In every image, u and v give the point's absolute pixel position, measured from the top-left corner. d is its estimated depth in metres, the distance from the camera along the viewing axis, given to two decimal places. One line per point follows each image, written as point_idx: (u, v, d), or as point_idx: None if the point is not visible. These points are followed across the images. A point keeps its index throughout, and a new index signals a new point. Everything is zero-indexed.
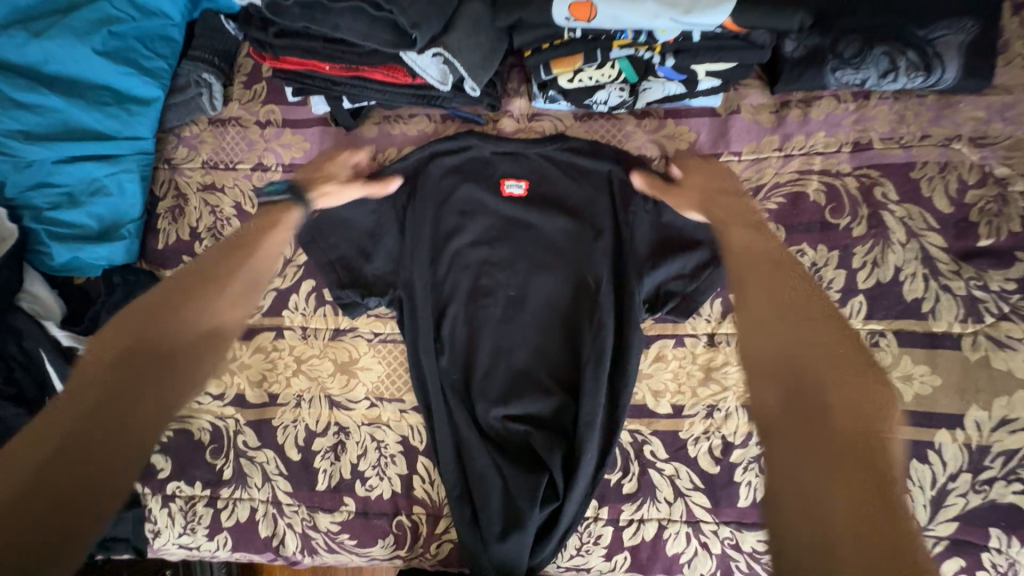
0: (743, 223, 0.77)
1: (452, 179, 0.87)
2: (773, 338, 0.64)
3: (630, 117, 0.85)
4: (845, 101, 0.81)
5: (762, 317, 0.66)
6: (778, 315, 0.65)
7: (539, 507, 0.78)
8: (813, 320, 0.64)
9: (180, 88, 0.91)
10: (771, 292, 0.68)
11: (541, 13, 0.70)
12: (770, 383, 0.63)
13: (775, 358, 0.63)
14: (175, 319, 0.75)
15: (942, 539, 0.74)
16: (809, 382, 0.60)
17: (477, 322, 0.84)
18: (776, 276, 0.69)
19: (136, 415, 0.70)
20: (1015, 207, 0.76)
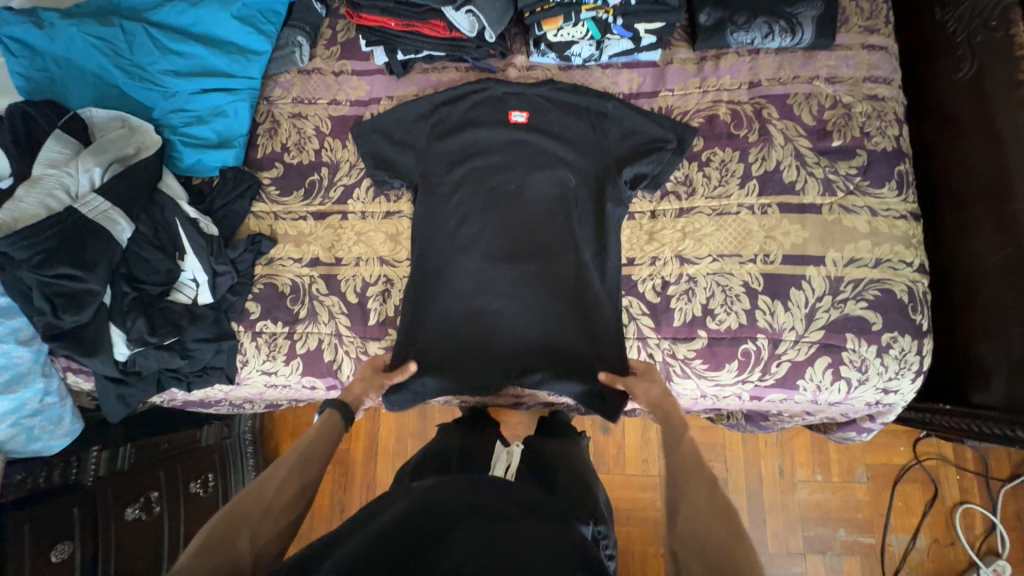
0: (670, 422, 0.91)
1: (478, 101, 1.24)
2: (701, 523, 0.72)
3: (597, 68, 1.23)
4: (743, 55, 1.19)
5: (696, 505, 0.75)
6: (703, 504, 0.75)
7: (516, 317, 1.13)
8: (721, 510, 0.73)
9: (280, 47, 1.29)
10: (704, 489, 0.77)
11: None
12: (702, 566, 0.68)
13: (708, 549, 0.69)
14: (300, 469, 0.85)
15: (815, 342, 1.05)
16: (733, 562, 0.65)
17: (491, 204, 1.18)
18: (691, 465, 0.81)
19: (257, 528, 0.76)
20: (856, 121, 1.12)
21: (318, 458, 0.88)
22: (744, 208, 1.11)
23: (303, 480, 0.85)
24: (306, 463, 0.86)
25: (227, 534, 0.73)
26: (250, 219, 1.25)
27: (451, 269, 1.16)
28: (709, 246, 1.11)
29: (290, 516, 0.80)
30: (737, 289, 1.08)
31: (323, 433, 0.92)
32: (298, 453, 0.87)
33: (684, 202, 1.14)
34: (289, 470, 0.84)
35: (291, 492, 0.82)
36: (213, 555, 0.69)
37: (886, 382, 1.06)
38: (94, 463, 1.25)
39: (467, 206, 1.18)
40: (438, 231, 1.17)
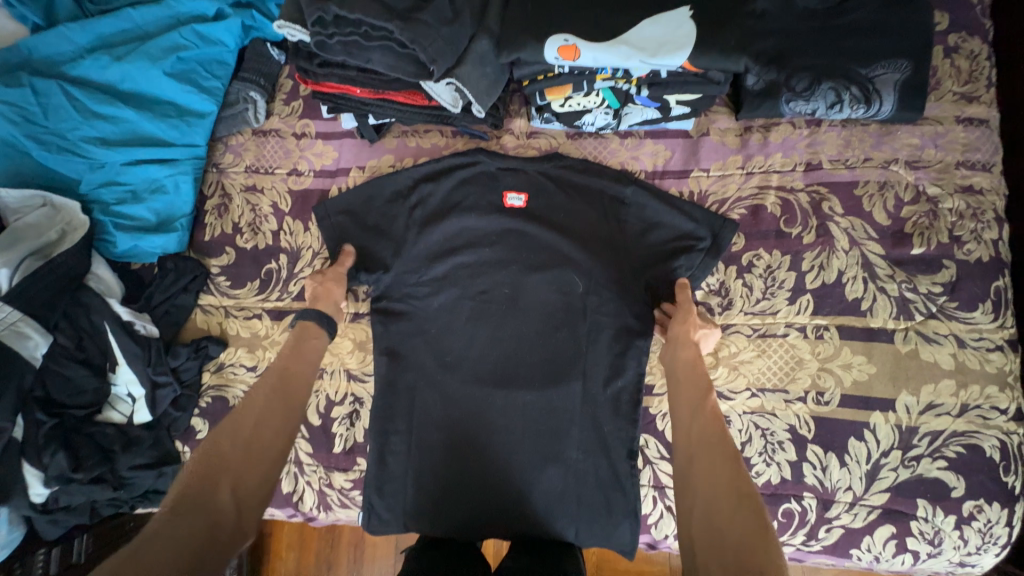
0: (691, 376, 0.79)
1: (468, 177, 1.02)
2: (717, 504, 0.62)
3: (614, 137, 1.00)
4: (799, 128, 0.95)
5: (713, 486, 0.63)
6: (722, 492, 0.62)
7: (504, 446, 0.94)
8: (743, 492, 0.61)
9: (230, 104, 1.07)
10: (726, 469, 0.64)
11: (536, 53, 0.78)
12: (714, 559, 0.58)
13: (728, 540, 0.58)
14: (277, 402, 0.79)
15: (876, 507, 0.85)
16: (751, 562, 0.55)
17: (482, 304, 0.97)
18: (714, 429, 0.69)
19: (237, 463, 0.70)
20: (944, 222, 0.89)
21: (291, 382, 0.82)
22: (793, 330, 0.90)
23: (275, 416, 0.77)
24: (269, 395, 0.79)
25: (203, 483, 0.67)
26: (197, 314, 1.06)
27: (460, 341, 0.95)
28: (746, 376, 0.90)
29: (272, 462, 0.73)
30: (781, 435, 0.88)
31: (299, 347, 0.88)
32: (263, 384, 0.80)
33: (718, 317, 0.92)
34: (254, 407, 0.77)
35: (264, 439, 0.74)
36: (181, 518, 0.64)
37: (963, 557, 0.85)
38: (42, 564, 0.95)
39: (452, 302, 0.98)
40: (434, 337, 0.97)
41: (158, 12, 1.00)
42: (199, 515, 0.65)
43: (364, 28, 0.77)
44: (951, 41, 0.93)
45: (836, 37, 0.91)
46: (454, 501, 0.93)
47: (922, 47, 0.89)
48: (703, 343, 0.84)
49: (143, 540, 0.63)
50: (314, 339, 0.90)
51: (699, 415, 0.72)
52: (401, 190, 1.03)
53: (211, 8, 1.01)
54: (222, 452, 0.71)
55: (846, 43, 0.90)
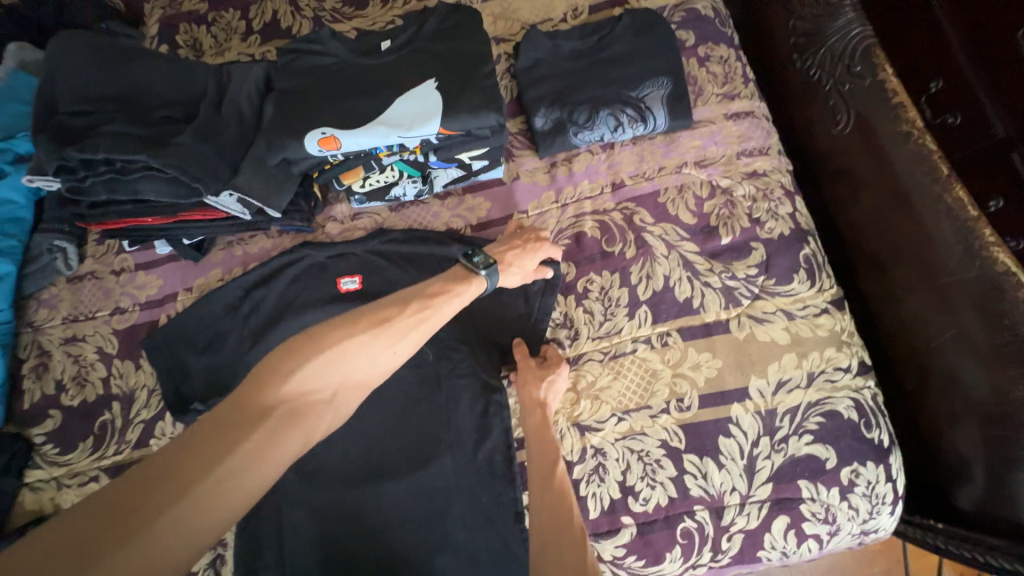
0: (543, 450, 0.79)
1: (298, 272, 0.99)
2: None
3: (434, 200, 1.01)
4: (596, 153, 1.00)
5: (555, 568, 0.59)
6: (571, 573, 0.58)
7: (386, 550, 0.84)
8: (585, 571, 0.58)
9: (33, 258, 1.01)
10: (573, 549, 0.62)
11: (299, 149, 0.79)
12: None
13: None
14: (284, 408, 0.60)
15: (765, 501, 0.83)
16: None
17: (506, 259, 0.87)
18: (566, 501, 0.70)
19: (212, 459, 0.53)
20: (741, 208, 0.94)
21: (321, 359, 0.64)
22: (641, 343, 0.90)
23: (288, 379, 0.62)
24: (294, 352, 0.64)
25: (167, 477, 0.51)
26: (24, 496, 0.93)
27: (394, 341, 0.70)
28: (609, 402, 0.88)
29: (262, 442, 0.56)
30: (656, 453, 0.85)
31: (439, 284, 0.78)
32: (325, 338, 0.66)
33: (569, 350, 0.91)
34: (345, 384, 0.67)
35: (251, 413, 0.58)
36: (89, 551, 0.45)
37: (862, 525, 0.84)
38: None
39: (527, 256, 0.89)
40: (490, 281, 0.83)
41: None
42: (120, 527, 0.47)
43: (118, 164, 0.75)
44: (701, 52, 1.04)
45: (601, 70, 0.99)
46: None
47: (676, 63, 0.99)
48: (550, 399, 0.85)
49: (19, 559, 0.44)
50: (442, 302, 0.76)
51: (548, 494, 0.72)
52: (233, 301, 0.98)
53: None
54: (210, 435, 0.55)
55: (610, 73, 0.98)
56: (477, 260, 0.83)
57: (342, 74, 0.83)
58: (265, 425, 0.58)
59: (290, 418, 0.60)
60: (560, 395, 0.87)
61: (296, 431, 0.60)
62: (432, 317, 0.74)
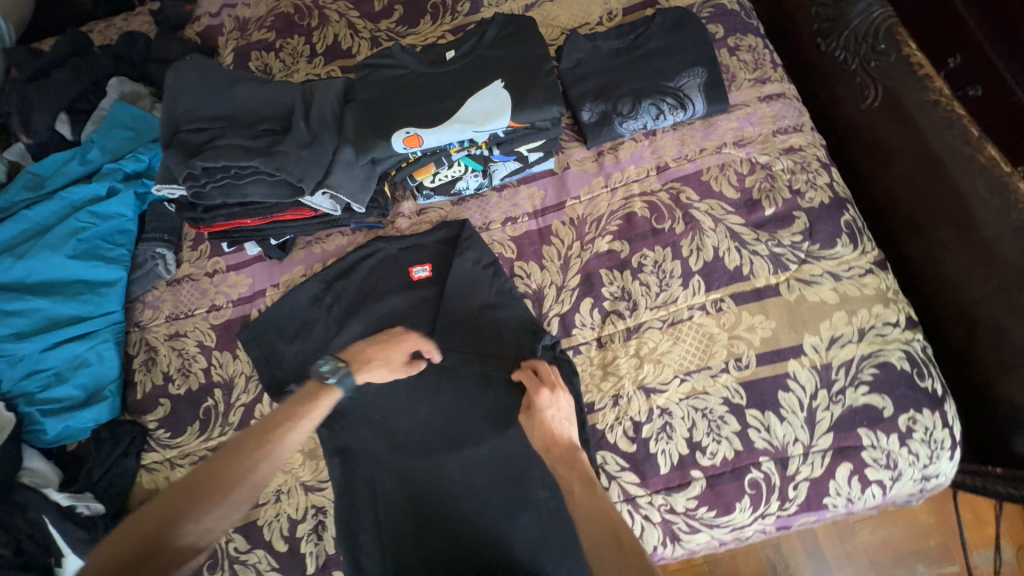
0: (569, 468, 0.81)
1: (374, 263, 1.09)
2: None
3: (492, 193, 1.11)
4: (640, 141, 1.09)
5: None
6: None
7: (473, 509, 0.93)
8: None
9: (139, 265, 1.13)
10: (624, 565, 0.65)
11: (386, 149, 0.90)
12: None
13: None
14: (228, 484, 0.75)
15: (827, 450, 0.88)
16: None
17: (367, 355, 0.92)
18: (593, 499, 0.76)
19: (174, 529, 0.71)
20: (781, 181, 1.01)
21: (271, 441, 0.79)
22: (696, 310, 0.97)
23: (236, 473, 0.75)
24: (238, 453, 0.77)
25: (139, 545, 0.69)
26: (143, 476, 1.04)
27: (231, 483, 0.75)
28: (671, 365, 0.95)
29: (213, 512, 0.73)
30: (719, 410, 0.91)
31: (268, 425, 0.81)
32: (251, 442, 0.78)
33: (629, 320, 0.99)
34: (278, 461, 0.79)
35: (146, 545, 0.69)
36: None
37: (923, 472, 0.88)
38: None
39: (393, 348, 0.93)
40: (343, 383, 0.88)
41: (53, 206, 1.08)
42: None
43: (233, 170, 0.86)
44: (730, 42, 1.12)
45: (639, 65, 1.08)
46: None
47: (709, 53, 1.07)
48: (558, 424, 0.85)
49: None
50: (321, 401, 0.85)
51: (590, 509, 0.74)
52: (318, 293, 1.09)
53: (102, 188, 1.10)
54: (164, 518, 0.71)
55: (648, 67, 1.07)
56: (324, 370, 0.88)
57: (415, 82, 0.94)
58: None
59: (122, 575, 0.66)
60: (568, 413, 0.87)
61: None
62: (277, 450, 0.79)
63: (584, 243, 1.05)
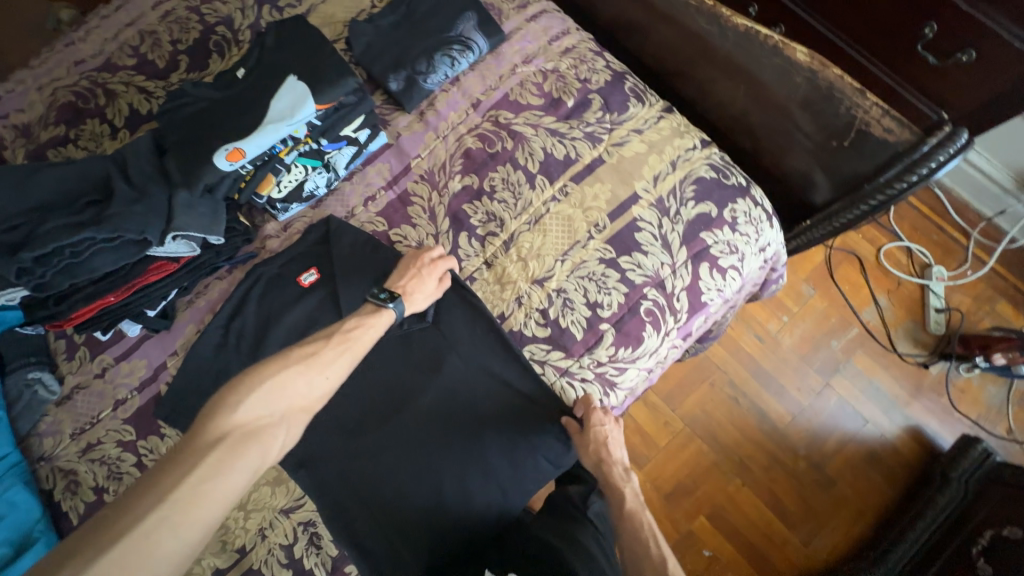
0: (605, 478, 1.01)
1: (262, 288, 1.11)
2: None
3: (343, 182, 1.17)
4: (449, 89, 1.21)
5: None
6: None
7: (444, 445, 1.01)
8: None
9: (16, 399, 1.06)
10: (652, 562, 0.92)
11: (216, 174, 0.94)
12: None
13: None
14: (311, 388, 0.84)
15: (688, 260, 1.07)
16: None
17: (409, 288, 1.00)
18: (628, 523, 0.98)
19: (266, 423, 0.78)
20: (570, 77, 1.19)
21: (340, 347, 0.90)
22: (550, 202, 1.12)
23: (316, 379, 0.85)
24: (313, 357, 0.86)
25: (243, 435, 0.75)
26: None
27: (326, 366, 0.87)
28: (550, 253, 1.09)
29: (298, 415, 0.83)
30: (600, 268, 1.07)
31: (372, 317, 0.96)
32: (320, 351, 0.87)
33: (503, 233, 1.11)
34: (345, 365, 0.89)
35: (243, 430, 0.75)
36: (215, 468, 0.70)
37: (758, 245, 1.11)
38: None
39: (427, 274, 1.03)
40: (400, 310, 0.98)
41: None
42: (227, 458, 0.71)
43: (67, 251, 0.87)
44: None
45: (419, 28, 1.21)
46: (442, 526, 0.98)
47: None
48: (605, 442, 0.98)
49: (140, 489, 0.66)
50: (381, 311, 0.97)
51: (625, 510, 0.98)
52: (219, 339, 1.09)
53: None
54: (257, 415, 0.77)
55: (427, 26, 1.20)
56: (383, 296, 0.98)
57: (220, 107, 1.00)
58: (220, 448, 0.72)
59: (257, 431, 0.76)
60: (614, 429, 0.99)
61: (253, 446, 0.74)
62: (353, 347, 0.92)
63: (441, 190, 1.16)
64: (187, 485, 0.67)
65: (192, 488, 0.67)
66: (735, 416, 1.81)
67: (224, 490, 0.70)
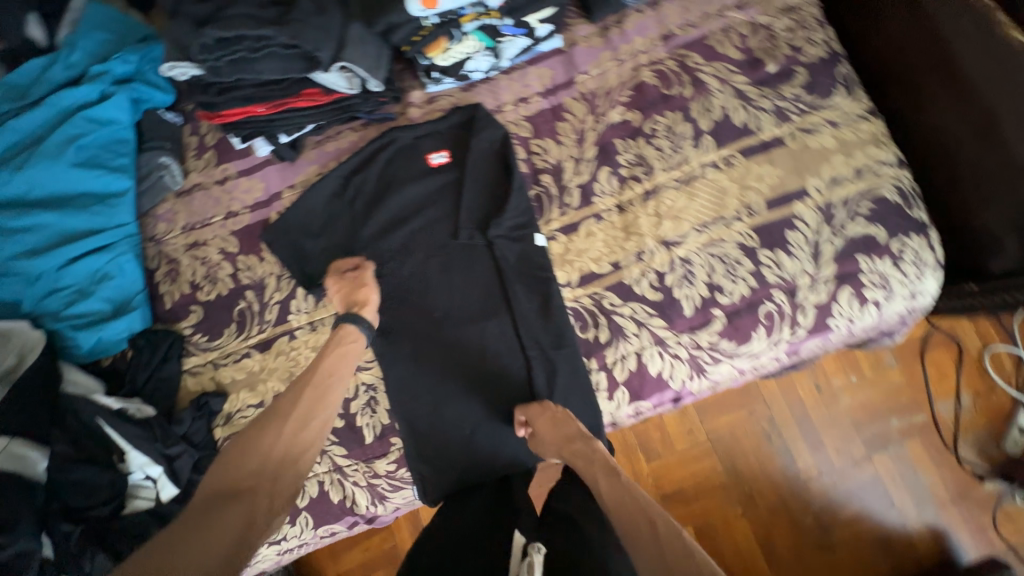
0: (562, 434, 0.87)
1: (391, 153, 1.09)
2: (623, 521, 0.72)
3: (501, 75, 1.11)
4: (644, 10, 1.10)
5: (616, 506, 0.75)
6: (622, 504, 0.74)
7: (519, 364, 0.99)
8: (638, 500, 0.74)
9: (145, 176, 1.10)
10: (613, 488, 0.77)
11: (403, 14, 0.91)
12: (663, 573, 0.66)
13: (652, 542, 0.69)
14: (285, 430, 0.80)
15: (831, 279, 0.98)
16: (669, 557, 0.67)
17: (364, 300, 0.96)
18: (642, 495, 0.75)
19: (241, 479, 0.75)
20: (782, 39, 1.06)
21: (312, 383, 0.85)
22: (708, 167, 1.03)
23: (285, 420, 0.81)
24: (281, 407, 0.82)
25: (223, 492, 0.74)
26: (187, 380, 1.06)
27: (294, 410, 0.82)
28: (689, 220, 1.01)
29: (282, 461, 0.78)
30: (734, 253, 1.00)
31: (340, 350, 0.90)
32: (287, 401, 0.83)
33: (647, 183, 1.04)
34: (317, 405, 0.84)
35: (224, 491, 0.74)
36: (194, 532, 0.70)
37: (911, 290, 0.99)
38: None
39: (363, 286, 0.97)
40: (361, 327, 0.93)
41: (42, 114, 1.02)
42: (206, 519, 0.71)
43: (245, 42, 0.86)
44: None
45: None
46: (491, 438, 0.98)
47: None
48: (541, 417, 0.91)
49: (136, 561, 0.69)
50: (354, 339, 0.91)
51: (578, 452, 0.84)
52: (338, 187, 1.09)
53: (94, 92, 1.05)
54: (229, 477, 0.76)
55: None
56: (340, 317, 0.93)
57: None
58: (196, 517, 0.72)
59: (233, 492, 0.74)
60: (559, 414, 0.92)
61: (231, 504, 0.73)
62: (327, 387, 0.85)
63: (597, 116, 1.08)
64: (167, 556, 0.67)
65: (173, 556, 0.67)
66: (764, 459, 1.57)
67: (206, 552, 0.68)
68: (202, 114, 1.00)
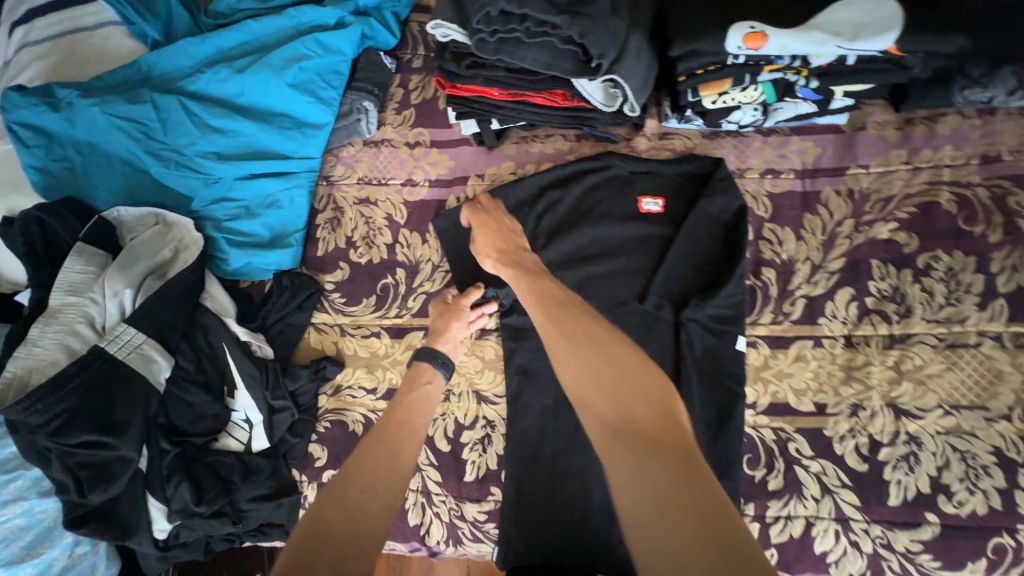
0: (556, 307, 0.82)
1: (600, 180, 0.95)
2: (591, 378, 0.72)
3: (756, 135, 0.94)
4: (969, 117, 0.88)
5: (587, 370, 0.73)
6: (600, 381, 0.71)
7: None
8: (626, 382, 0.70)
9: (344, 114, 1.04)
10: (591, 363, 0.74)
11: (717, 42, 0.79)
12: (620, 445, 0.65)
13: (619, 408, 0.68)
14: (367, 487, 0.70)
15: None
16: (651, 437, 0.64)
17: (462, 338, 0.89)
18: (630, 381, 0.70)
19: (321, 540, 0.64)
20: None
21: (393, 432, 0.77)
22: (988, 338, 0.80)
23: (368, 475, 0.71)
24: (363, 456, 0.74)
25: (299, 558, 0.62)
26: (311, 333, 1.00)
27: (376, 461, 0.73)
28: (938, 393, 0.79)
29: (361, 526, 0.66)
30: (985, 458, 0.76)
31: (415, 393, 0.84)
32: (367, 450, 0.74)
33: (896, 327, 0.83)
34: (395, 462, 0.74)
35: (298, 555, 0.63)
36: None
37: None
38: None
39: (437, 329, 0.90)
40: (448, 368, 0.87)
41: (279, 22, 1.01)
42: None
43: (527, 24, 0.78)
44: None
45: None
46: (592, 540, 0.83)
47: None
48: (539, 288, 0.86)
49: None
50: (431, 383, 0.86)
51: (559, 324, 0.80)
52: (529, 195, 0.97)
53: (333, 17, 1.01)
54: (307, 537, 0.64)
55: None
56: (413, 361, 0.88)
57: None
58: None
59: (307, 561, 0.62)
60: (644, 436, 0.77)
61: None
62: (404, 444, 0.77)
63: (859, 223, 0.88)
64: None
65: None
66: None
67: None
68: (437, 80, 0.94)
